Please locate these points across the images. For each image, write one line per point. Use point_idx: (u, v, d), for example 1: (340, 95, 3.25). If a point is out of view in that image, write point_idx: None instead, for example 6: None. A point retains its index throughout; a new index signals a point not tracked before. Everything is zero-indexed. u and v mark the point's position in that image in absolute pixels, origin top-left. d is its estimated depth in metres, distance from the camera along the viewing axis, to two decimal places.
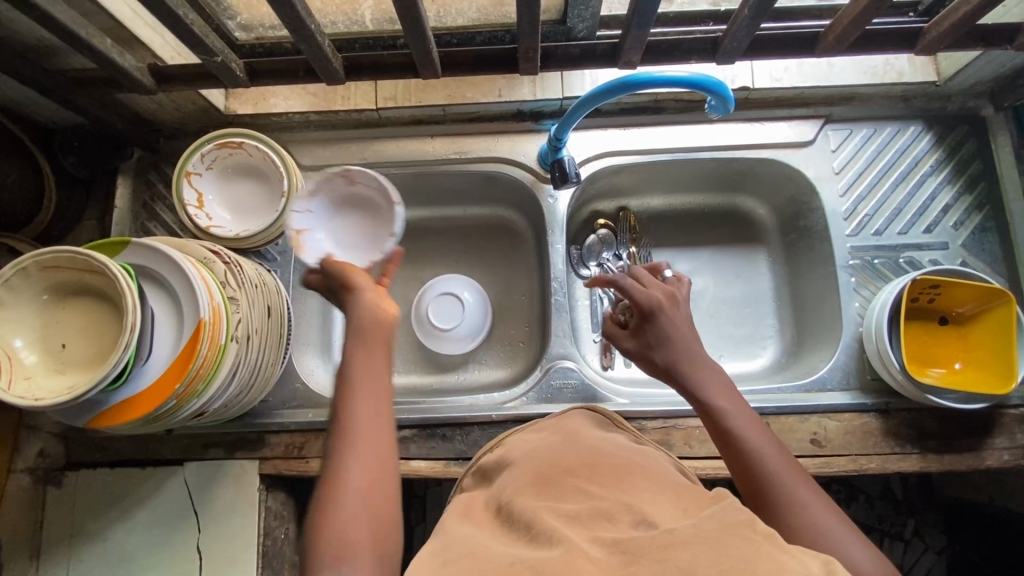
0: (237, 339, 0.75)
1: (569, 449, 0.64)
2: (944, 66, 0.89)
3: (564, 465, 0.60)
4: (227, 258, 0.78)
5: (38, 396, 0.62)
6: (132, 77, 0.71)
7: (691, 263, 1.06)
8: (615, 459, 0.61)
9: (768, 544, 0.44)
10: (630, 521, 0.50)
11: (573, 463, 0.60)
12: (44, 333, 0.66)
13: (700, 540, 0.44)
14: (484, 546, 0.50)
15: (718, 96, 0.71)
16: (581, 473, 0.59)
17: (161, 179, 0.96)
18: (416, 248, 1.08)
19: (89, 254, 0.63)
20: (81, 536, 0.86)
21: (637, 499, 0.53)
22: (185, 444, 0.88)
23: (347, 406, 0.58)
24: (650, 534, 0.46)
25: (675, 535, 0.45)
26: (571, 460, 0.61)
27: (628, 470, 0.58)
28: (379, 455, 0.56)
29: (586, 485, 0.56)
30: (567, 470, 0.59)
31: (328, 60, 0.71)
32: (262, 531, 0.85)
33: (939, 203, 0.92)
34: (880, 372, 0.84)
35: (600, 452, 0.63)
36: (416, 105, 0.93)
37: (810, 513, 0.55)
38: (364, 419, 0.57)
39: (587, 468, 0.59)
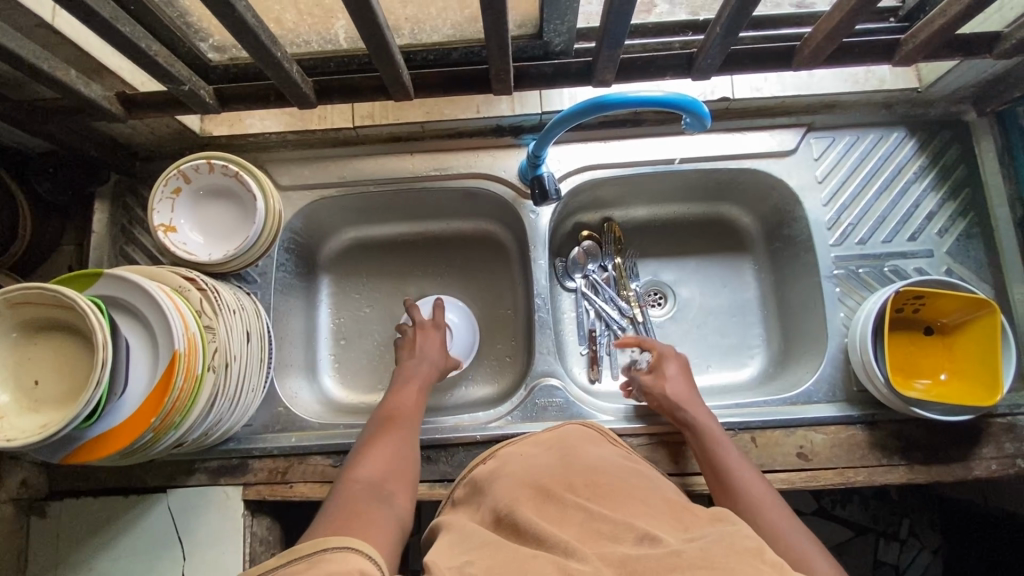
0: (214, 368, 0.75)
1: (564, 466, 0.65)
2: (925, 73, 0.88)
3: (564, 482, 0.61)
4: (202, 286, 0.77)
5: (10, 436, 0.61)
6: (100, 106, 0.71)
7: (677, 273, 1.05)
8: (613, 480, 0.61)
9: (773, 573, 0.43)
10: (635, 539, 0.50)
11: (573, 481, 0.61)
12: (17, 370, 0.65)
13: (709, 566, 0.44)
14: (506, 553, 0.49)
15: (693, 114, 0.71)
16: (581, 492, 0.59)
17: (138, 203, 0.95)
18: (400, 264, 1.07)
19: (57, 290, 0.62)
20: (65, 566, 0.85)
21: (642, 519, 0.54)
22: (168, 471, 0.87)
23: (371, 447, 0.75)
24: (660, 553, 0.46)
25: (683, 559, 0.45)
26: (571, 478, 0.62)
27: (622, 493, 0.59)
28: (394, 472, 0.72)
29: (587, 504, 0.56)
30: (566, 487, 0.60)
31: (298, 86, 0.70)
32: (247, 557, 0.84)
33: (924, 210, 0.91)
34: (865, 383, 0.83)
35: (595, 472, 0.63)
36: (393, 123, 0.91)
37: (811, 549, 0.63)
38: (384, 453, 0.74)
39: (587, 488, 0.59)
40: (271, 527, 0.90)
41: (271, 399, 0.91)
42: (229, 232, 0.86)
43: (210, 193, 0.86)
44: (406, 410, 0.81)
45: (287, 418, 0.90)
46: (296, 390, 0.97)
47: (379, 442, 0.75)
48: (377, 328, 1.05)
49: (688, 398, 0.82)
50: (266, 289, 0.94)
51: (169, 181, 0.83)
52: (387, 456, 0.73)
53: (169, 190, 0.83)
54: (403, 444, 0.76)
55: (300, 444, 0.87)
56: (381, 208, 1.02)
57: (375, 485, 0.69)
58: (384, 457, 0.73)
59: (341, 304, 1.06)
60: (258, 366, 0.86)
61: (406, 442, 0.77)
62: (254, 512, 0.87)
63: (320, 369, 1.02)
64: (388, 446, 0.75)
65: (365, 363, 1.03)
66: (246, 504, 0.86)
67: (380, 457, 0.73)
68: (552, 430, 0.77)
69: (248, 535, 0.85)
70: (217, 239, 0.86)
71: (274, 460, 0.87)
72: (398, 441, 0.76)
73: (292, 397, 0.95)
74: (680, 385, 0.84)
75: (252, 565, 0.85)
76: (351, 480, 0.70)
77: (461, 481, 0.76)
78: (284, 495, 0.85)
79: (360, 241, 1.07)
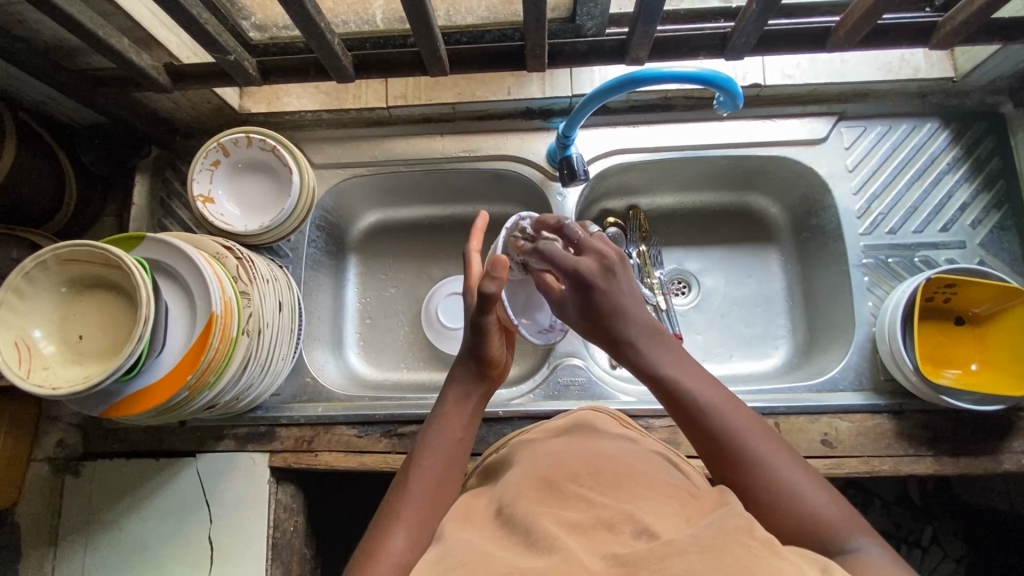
0: (248, 333, 0.77)
1: (573, 450, 0.63)
2: (961, 61, 0.87)
3: (567, 471, 0.58)
4: (239, 254, 0.79)
5: (56, 385, 0.63)
6: (148, 75, 0.73)
7: (702, 262, 1.05)
8: (621, 467, 0.59)
9: (768, 551, 0.45)
10: (632, 531, 0.49)
11: (576, 470, 0.58)
12: (63, 324, 0.67)
13: (701, 548, 0.44)
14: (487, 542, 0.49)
15: (726, 92, 0.71)
16: (584, 481, 0.56)
17: (177, 177, 0.98)
18: (426, 246, 1.09)
19: (105, 248, 0.64)
20: (97, 524, 0.88)
21: (639, 508, 0.52)
22: (198, 436, 0.89)
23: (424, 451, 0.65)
24: (648, 546, 0.46)
25: (672, 547, 0.45)
26: (572, 466, 0.59)
27: (631, 481, 0.57)
28: (441, 494, 0.62)
29: (589, 493, 0.54)
30: (569, 477, 0.57)
31: (338, 58, 0.72)
32: (271, 523, 0.86)
33: (956, 201, 0.90)
34: (893, 372, 0.83)
35: (603, 457, 0.61)
36: (425, 104, 0.93)
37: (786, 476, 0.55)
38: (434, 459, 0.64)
39: (590, 476, 0.57)
40: (296, 495, 0.91)
41: (298, 370, 0.93)
42: (262, 206, 0.89)
43: (247, 167, 0.89)
44: (461, 405, 0.69)
45: (314, 389, 0.92)
46: (322, 362, 0.98)
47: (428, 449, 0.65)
48: (402, 308, 1.06)
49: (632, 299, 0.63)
50: (297, 264, 0.96)
51: (209, 153, 0.86)
52: (435, 469, 0.63)
53: (209, 162, 0.86)
54: (450, 457, 0.65)
55: (327, 413, 0.89)
56: (410, 189, 1.04)
57: (418, 517, 0.59)
58: (427, 473, 0.63)
59: (368, 284, 1.08)
60: (288, 336, 0.88)
61: (454, 451, 0.65)
62: (279, 480, 0.89)
63: (346, 345, 1.04)
64: (434, 460, 0.64)
65: (389, 341, 1.05)
66: (272, 471, 0.88)
67: (422, 476, 0.62)
68: (565, 418, 0.75)
69: (273, 501, 0.87)
70: (254, 211, 0.89)
71: (301, 428, 0.89)
72: (446, 450, 0.65)
73: (318, 369, 0.97)
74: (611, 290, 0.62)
75: (275, 531, 0.86)
76: (394, 507, 0.60)
77: (479, 468, 0.73)
78: (309, 464, 0.87)
79: (387, 222, 1.09)
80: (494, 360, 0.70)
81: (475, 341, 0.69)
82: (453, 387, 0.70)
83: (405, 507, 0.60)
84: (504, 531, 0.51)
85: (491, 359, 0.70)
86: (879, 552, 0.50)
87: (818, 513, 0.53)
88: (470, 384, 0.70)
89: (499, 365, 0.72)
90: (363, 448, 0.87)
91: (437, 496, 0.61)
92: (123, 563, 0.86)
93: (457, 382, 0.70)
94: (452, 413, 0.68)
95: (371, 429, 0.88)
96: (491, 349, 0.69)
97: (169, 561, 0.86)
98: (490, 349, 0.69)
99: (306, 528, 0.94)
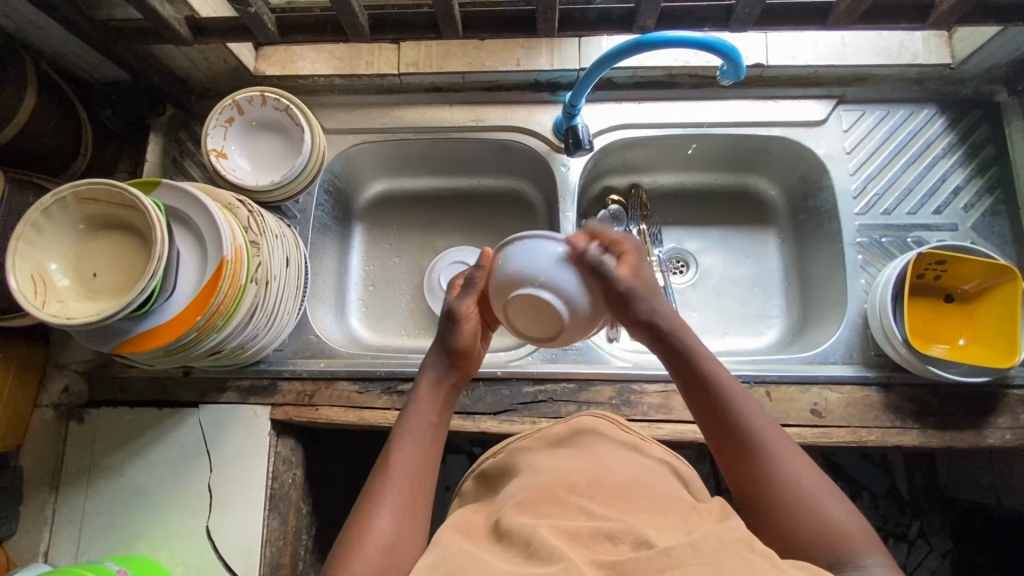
0: (256, 281, 0.79)
1: (576, 466, 0.64)
2: (958, 48, 0.90)
3: (566, 483, 0.59)
4: (250, 206, 0.81)
5: (69, 315, 0.65)
6: (169, 26, 0.75)
7: (700, 242, 1.07)
8: (623, 482, 0.61)
9: (763, 562, 0.47)
10: (631, 543, 0.50)
11: (576, 481, 0.60)
12: (77, 262, 0.69)
13: (699, 558, 0.46)
14: (480, 559, 0.50)
15: (730, 61, 0.74)
16: (584, 491, 0.58)
17: (190, 137, 1.00)
18: (430, 217, 1.11)
19: (124, 187, 0.66)
20: (99, 470, 0.89)
21: (640, 521, 0.54)
22: (202, 387, 0.91)
23: (400, 442, 0.65)
24: (646, 554, 0.48)
25: (671, 556, 0.47)
26: (572, 478, 0.61)
27: (633, 492, 0.58)
28: (423, 483, 0.63)
29: (589, 505, 0.56)
30: (569, 487, 0.59)
31: (355, 14, 0.74)
32: (269, 475, 0.88)
33: (950, 184, 0.93)
34: (883, 346, 0.85)
35: (603, 470, 0.63)
36: (436, 72, 0.95)
37: (800, 478, 0.59)
38: (410, 450, 0.64)
39: (590, 487, 0.59)
40: (295, 449, 0.93)
41: (301, 327, 0.95)
42: (274, 165, 0.91)
43: (261, 126, 0.91)
44: (436, 392, 0.70)
45: (317, 345, 0.94)
46: (325, 322, 1.01)
47: (403, 440, 0.65)
48: (405, 276, 1.08)
49: (648, 287, 0.66)
50: (305, 225, 0.98)
51: (224, 110, 0.88)
52: (414, 458, 0.64)
53: (224, 119, 0.88)
54: (427, 441, 0.66)
55: (328, 368, 0.91)
56: (417, 158, 1.06)
57: (402, 502, 0.60)
58: (407, 459, 0.64)
59: (372, 252, 1.10)
60: (294, 293, 0.90)
61: (430, 436, 0.67)
62: (280, 433, 0.90)
63: (348, 310, 1.06)
64: (413, 447, 0.65)
65: (391, 308, 1.07)
66: (273, 424, 0.90)
67: (402, 462, 0.63)
68: (563, 424, 0.75)
69: (272, 453, 0.89)
70: (265, 168, 0.91)
71: (302, 382, 0.90)
72: (422, 438, 0.66)
73: (321, 328, 0.99)
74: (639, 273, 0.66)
75: (274, 482, 0.88)
76: (379, 491, 0.61)
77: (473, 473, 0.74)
78: (310, 417, 0.89)
79: (393, 192, 1.11)
80: (465, 347, 0.71)
81: (447, 331, 0.71)
82: (434, 372, 0.71)
83: (389, 492, 0.61)
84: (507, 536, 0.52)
85: (457, 344, 0.70)
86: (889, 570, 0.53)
87: (835, 525, 0.56)
88: (446, 371, 0.71)
89: (471, 354, 0.72)
90: (363, 403, 0.89)
91: (417, 481, 0.63)
92: (122, 510, 0.88)
93: (436, 367, 0.71)
94: (428, 401, 0.69)
95: (372, 386, 0.90)
96: (460, 336, 0.70)
97: (168, 509, 0.87)
98: (459, 334, 0.70)
99: (305, 483, 0.96)
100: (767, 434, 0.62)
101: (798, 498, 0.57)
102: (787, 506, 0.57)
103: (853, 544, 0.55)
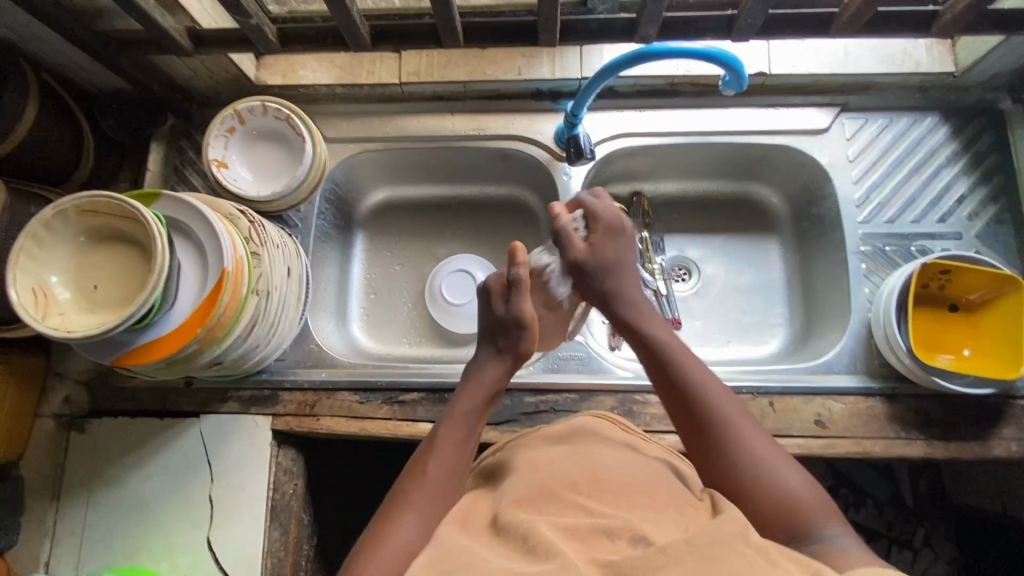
0: (257, 292, 0.79)
1: (573, 456, 0.63)
2: (962, 56, 0.89)
3: (565, 479, 0.59)
4: (251, 217, 0.80)
5: (70, 329, 0.65)
6: (170, 38, 0.76)
7: (703, 250, 1.07)
8: (621, 477, 0.60)
9: (759, 557, 0.47)
10: (628, 539, 0.51)
11: (576, 478, 0.60)
12: (78, 274, 0.69)
13: (695, 554, 0.47)
14: (480, 557, 0.50)
15: (732, 71, 0.74)
16: (583, 489, 0.58)
17: (192, 146, 1.00)
18: (431, 225, 1.11)
19: (125, 200, 0.66)
20: (101, 481, 0.89)
21: (635, 515, 0.55)
22: (203, 398, 0.91)
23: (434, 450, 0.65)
24: (644, 552, 0.49)
25: (668, 555, 0.47)
26: (570, 472, 0.61)
27: (631, 490, 0.58)
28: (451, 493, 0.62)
29: (587, 503, 0.56)
30: (568, 485, 0.59)
31: (356, 26, 0.74)
32: (270, 486, 0.87)
33: (954, 193, 0.92)
34: (886, 356, 0.84)
35: (604, 464, 0.62)
36: (437, 80, 0.95)
37: (756, 447, 0.60)
38: (444, 460, 0.64)
39: (590, 484, 0.59)
40: (296, 460, 0.93)
41: (302, 337, 0.95)
42: (275, 175, 0.91)
43: (263, 136, 0.91)
44: (474, 394, 0.70)
45: (318, 355, 0.94)
46: (326, 331, 1.00)
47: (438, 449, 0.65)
48: (407, 285, 1.08)
49: (605, 266, 0.74)
50: (306, 234, 0.98)
51: (225, 119, 0.88)
52: (446, 468, 0.63)
53: (225, 128, 0.88)
54: (458, 443, 0.66)
55: (328, 379, 0.91)
56: (418, 167, 1.06)
57: (428, 506, 0.60)
58: (438, 463, 0.64)
59: (374, 260, 1.09)
60: (295, 303, 0.90)
61: (464, 449, 0.66)
62: (281, 444, 0.90)
63: (349, 319, 1.06)
64: (446, 455, 0.65)
65: (392, 316, 1.06)
66: (274, 435, 0.89)
67: (436, 469, 0.63)
68: (563, 420, 0.74)
69: (273, 464, 0.88)
70: (266, 178, 0.91)
71: (303, 393, 0.90)
72: (456, 448, 0.66)
73: (322, 337, 0.99)
74: (600, 250, 0.74)
75: (275, 493, 0.87)
76: (404, 496, 0.61)
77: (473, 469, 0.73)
78: (311, 428, 0.88)
79: (395, 201, 1.11)
80: (525, 352, 0.73)
81: (515, 337, 0.73)
82: (482, 375, 0.72)
83: (416, 496, 0.60)
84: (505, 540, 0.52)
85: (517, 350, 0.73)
86: (849, 539, 0.54)
87: (793, 495, 0.57)
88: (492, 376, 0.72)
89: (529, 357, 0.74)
90: (364, 414, 0.89)
91: (445, 490, 0.62)
92: (124, 520, 0.87)
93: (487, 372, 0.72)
94: (469, 410, 0.69)
95: (373, 396, 0.90)
96: (525, 342, 0.73)
97: (170, 520, 0.87)
98: (525, 340, 0.73)
99: (306, 493, 0.96)
100: (723, 403, 0.63)
101: (754, 467, 0.58)
102: (741, 468, 0.59)
103: (801, 512, 0.56)
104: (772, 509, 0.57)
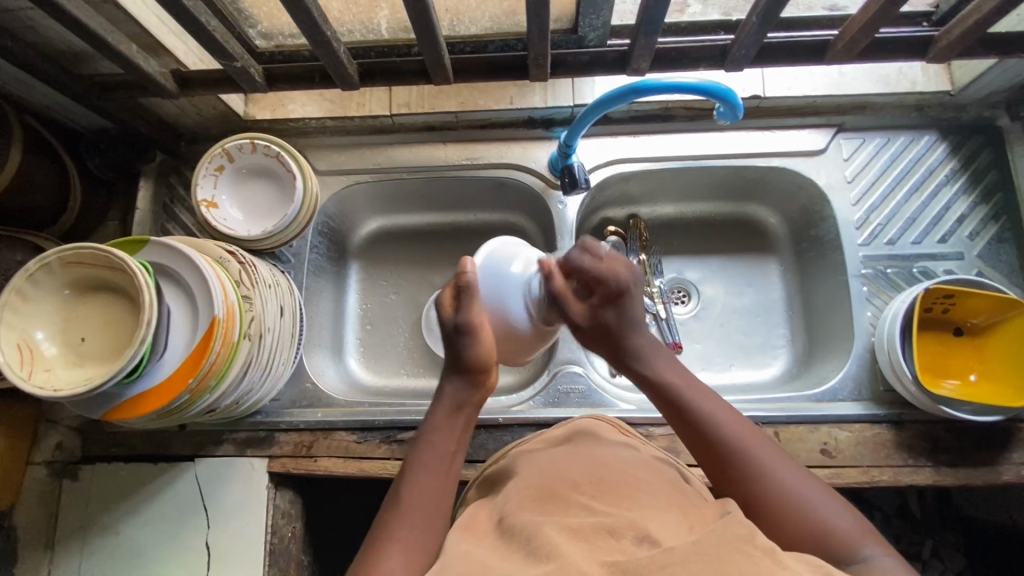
0: (250, 337, 0.77)
1: (575, 461, 0.61)
2: (957, 75, 0.88)
3: (568, 480, 0.57)
4: (242, 258, 0.79)
5: (57, 387, 0.63)
6: (155, 81, 0.75)
7: (702, 272, 1.05)
8: (620, 475, 0.58)
9: (768, 558, 0.43)
10: (633, 539, 0.48)
11: (578, 479, 0.57)
12: (65, 326, 0.68)
13: (701, 555, 0.44)
14: (477, 564, 0.47)
15: (727, 103, 0.73)
16: (586, 490, 0.56)
17: (181, 182, 0.99)
18: (426, 253, 1.09)
19: (110, 251, 0.64)
20: (94, 528, 0.87)
21: (640, 516, 0.51)
22: (198, 441, 0.89)
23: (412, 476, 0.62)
24: (650, 553, 0.45)
25: (673, 555, 0.44)
26: (575, 475, 0.58)
27: (633, 489, 0.55)
28: (435, 513, 0.60)
29: (591, 503, 0.54)
30: (571, 485, 0.56)
31: (343, 66, 0.73)
32: (268, 529, 0.86)
33: (954, 212, 0.91)
34: (893, 383, 0.83)
35: (604, 467, 0.59)
36: (429, 112, 0.94)
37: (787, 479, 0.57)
38: (424, 480, 0.61)
39: (592, 485, 0.56)
40: (293, 502, 0.91)
41: (298, 376, 0.94)
42: (265, 212, 0.89)
43: (253, 173, 0.89)
44: (453, 418, 0.66)
45: (314, 394, 0.92)
46: (322, 367, 0.99)
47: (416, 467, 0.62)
48: (402, 315, 1.06)
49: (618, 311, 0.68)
50: (298, 269, 0.97)
51: (214, 158, 0.86)
52: (428, 489, 0.61)
53: (213, 167, 0.87)
54: (443, 473, 0.63)
55: (326, 419, 0.89)
56: (411, 196, 1.04)
57: (410, 537, 0.56)
58: (419, 489, 0.61)
59: (369, 291, 1.08)
60: (289, 340, 0.88)
61: (446, 467, 0.63)
62: (277, 486, 0.88)
63: (346, 352, 1.04)
64: (426, 477, 0.62)
65: (389, 348, 1.05)
66: (271, 477, 0.88)
67: (416, 494, 0.60)
68: (564, 426, 0.73)
69: (271, 506, 0.87)
70: (256, 216, 0.89)
71: (299, 434, 0.89)
72: (434, 469, 0.63)
73: (318, 374, 0.97)
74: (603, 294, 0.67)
75: (272, 536, 0.86)
76: (391, 528, 0.57)
77: (478, 477, 0.72)
78: (307, 469, 0.87)
79: (389, 229, 1.09)
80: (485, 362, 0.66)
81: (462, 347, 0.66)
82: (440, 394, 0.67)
83: (400, 525, 0.57)
84: (503, 553, 0.49)
85: (475, 360, 0.66)
86: (889, 559, 0.51)
87: (830, 524, 0.54)
88: (463, 395, 0.67)
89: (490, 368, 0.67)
90: (362, 453, 0.87)
91: (430, 512, 0.59)
92: (118, 568, 0.86)
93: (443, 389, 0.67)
94: (443, 429, 0.66)
95: (371, 435, 0.88)
96: (477, 348, 0.66)
97: (165, 566, 0.85)
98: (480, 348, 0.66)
99: (303, 535, 0.94)
100: (740, 436, 0.60)
101: (787, 499, 0.55)
102: (783, 507, 0.55)
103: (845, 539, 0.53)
104: (806, 543, 0.53)
